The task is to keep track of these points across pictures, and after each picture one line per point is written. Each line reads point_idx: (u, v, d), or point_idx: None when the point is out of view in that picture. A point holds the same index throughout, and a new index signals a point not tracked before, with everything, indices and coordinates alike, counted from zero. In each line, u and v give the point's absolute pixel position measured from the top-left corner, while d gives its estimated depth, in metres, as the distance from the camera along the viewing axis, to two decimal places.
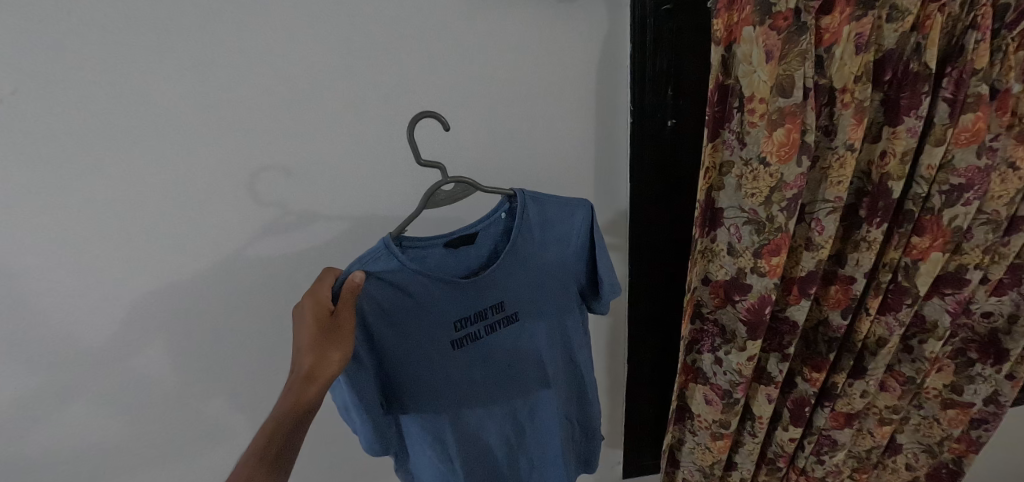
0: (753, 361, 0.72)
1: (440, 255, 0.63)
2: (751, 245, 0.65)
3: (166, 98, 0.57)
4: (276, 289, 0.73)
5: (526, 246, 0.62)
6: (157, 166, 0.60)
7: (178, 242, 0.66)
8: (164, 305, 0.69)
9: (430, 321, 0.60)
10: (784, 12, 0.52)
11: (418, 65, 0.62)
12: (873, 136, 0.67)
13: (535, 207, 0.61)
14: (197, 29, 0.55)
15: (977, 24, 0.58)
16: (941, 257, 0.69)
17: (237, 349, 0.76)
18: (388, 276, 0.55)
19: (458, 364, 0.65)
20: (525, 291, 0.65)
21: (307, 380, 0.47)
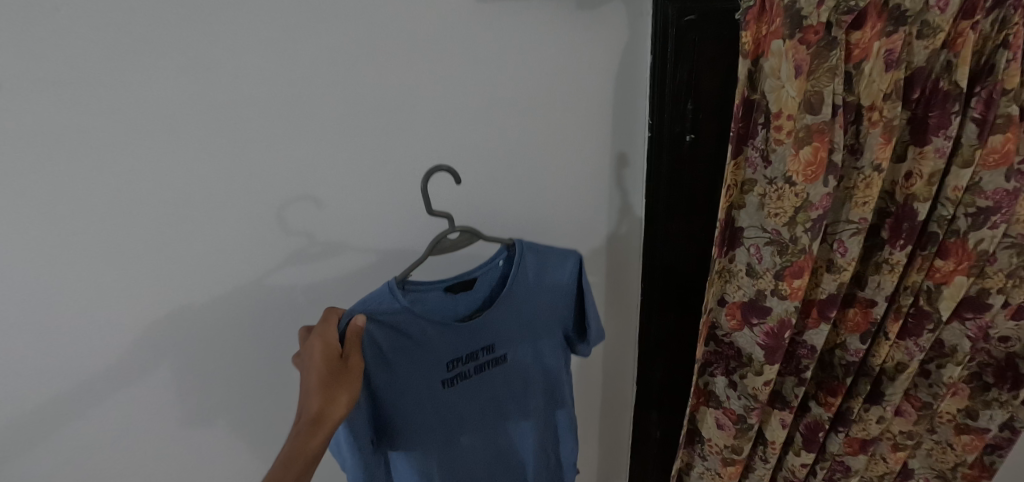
0: (769, 386, 0.69)
1: (442, 299, 0.59)
2: (772, 266, 0.62)
3: (159, 108, 0.52)
4: (274, 308, 0.68)
5: (522, 294, 0.60)
6: (147, 180, 0.55)
7: (170, 261, 0.60)
8: (154, 327, 0.64)
9: (424, 362, 0.57)
10: (815, 26, 0.51)
11: (432, 72, 0.58)
12: (898, 155, 0.64)
13: (534, 259, 0.60)
14: (189, 28, 0.49)
15: (1009, 43, 0.56)
16: (965, 281, 0.67)
17: (232, 372, 0.71)
18: (385, 319, 0.52)
19: (448, 407, 0.62)
20: (517, 334, 0.63)
21: (314, 424, 0.44)
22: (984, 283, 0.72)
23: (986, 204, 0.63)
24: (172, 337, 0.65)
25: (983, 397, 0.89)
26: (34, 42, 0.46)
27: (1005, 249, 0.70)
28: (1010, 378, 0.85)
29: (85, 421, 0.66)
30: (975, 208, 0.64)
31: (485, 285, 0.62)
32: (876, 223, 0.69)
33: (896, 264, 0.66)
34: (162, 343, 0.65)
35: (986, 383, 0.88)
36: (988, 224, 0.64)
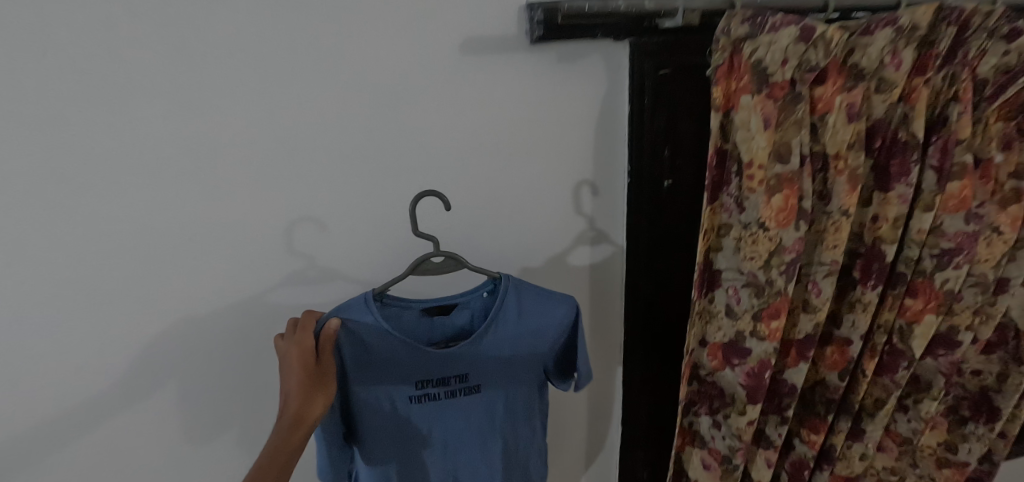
0: (753, 426, 0.69)
1: (420, 317, 0.63)
2: (750, 308, 0.63)
3: (152, 149, 0.55)
4: (259, 339, 0.69)
5: (501, 328, 0.60)
6: (139, 217, 0.57)
7: (156, 294, 0.62)
8: (138, 359, 0.65)
9: (393, 379, 0.60)
10: (779, 83, 0.54)
11: (417, 117, 0.60)
12: (865, 199, 0.67)
13: (515, 295, 0.60)
14: (182, 75, 0.52)
15: (958, 97, 0.60)
16: (935, 319, 0.69)
17: (213, 404, 0.72)
18: (359, 330, 0.56)
19: (414, 430, 0.63)
20: (492, 369, 0.63)
21: (296, 423, 0.48)
22: (953, 320, 0.74)
23: (949, 245, 0.66)
24: (154, 369, 0.66)
25: (961, 430, 0.90)
26: (39, 89, 0.49)
27: (971, 288, 0.72)
28: (986, 411, 0.86)
29: (70, 449, 0.68)
30: (940, 249, 0.67)
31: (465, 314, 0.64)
32: (848, 263, 0.71)
33: (869, 303, 0.68)
34: (146, 373, 0.66)
35: (963, 417, 0.90)
36: (952, 264, 0.66)
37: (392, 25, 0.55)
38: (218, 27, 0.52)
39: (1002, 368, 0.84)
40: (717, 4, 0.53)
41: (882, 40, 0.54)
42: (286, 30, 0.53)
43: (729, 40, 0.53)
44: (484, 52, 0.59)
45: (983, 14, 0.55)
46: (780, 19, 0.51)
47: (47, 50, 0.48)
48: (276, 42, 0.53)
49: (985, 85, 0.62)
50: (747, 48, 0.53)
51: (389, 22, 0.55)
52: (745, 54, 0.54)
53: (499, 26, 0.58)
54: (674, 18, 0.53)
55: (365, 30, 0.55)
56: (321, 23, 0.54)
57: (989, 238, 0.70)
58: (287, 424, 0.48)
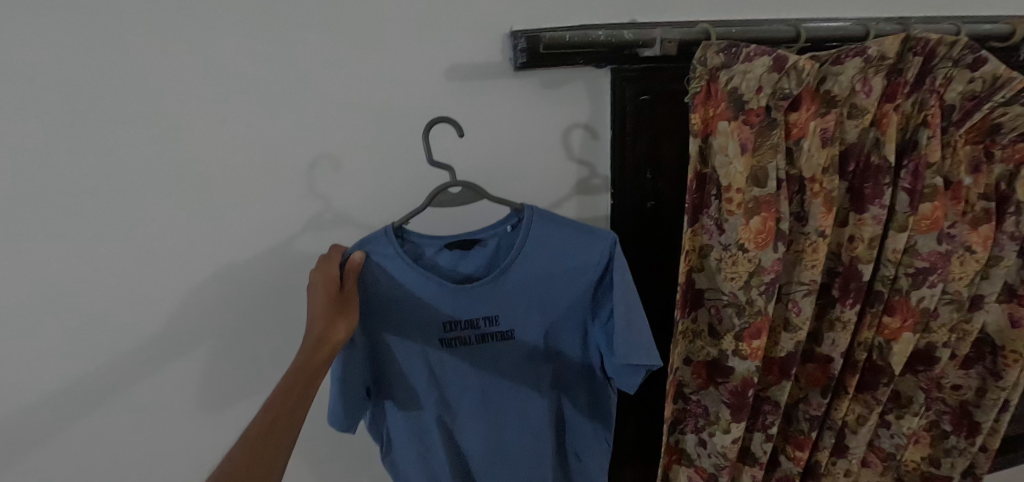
0: (737, 444, 0.70)
1: (447, 253, 0.62)
2: (732, 327, 0.65)
3: (156, 173, 0.58)
4: (259, 350, 0.73)
5: (529, 265, 0.57)
6: (142, 238, 0.60)
7: (158, 310, 0.65)
8: (140, 372, 0.68)
9: (421, 314, 0.59)
10: (756, 109, 0.56)
11: (407, 141, 0.63)
12: (841, 220, 0.69)
13: (539, 227, 0.56)
14: (184, 104, 0.55)
15: (928, 122, 0.62)
16: (912, 337, 0.70)
17: (214, 413, 0.75)
18: (383, 265, 0.56)
19: (448, 367, 0.63)
20: (522, 307, 0.60)
21: (318, 345, 0.48)
22: (930, 337, 0.76)
23: (923, 265, 0.68)
24: (154, 381, 0.69)
25: (944, 445, 0.92)
26: (49, 119, 0.52)
27: (946, 305, 0.74)
28: (968, 424, 0.87)
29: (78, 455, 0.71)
30: (914, 268, 0.68)
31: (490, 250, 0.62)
32: (827, 281, 0.73)
33: (848, 321, 0.69)
34: (144, 385, 0.69)
35: (946, 431, 0.91)
36: (927, 283, 0.68)
37: (381, 54, 0.57)
38: (217, 59, 0.54)
39: (981, 383, 0.85)
40: (693, 34, 0.55)
41: (851, 69, 0.56)
42: (282, 60, 0.55)
43: (705, 69, 0.55)
44: (468, 77, 0.60)
45: (947, 44, 0.56)
46: (755, 49, 0.52)
47: (42, 82, 0.50)
48: (270, 71, 0.56)
49: (952, 111, 0.64)
50: (723, 77, 0.55)
51: (379, 51, 0.57)
52: (721, 82, 0.55)
53: (484, 54, 0.59)
54: (652, 49, 0.54)
55: (355, 59, 0.57)
56: (313, 53, 0.56)
57: (962, 256, 0.72)
58: (308, 344, 0.48)
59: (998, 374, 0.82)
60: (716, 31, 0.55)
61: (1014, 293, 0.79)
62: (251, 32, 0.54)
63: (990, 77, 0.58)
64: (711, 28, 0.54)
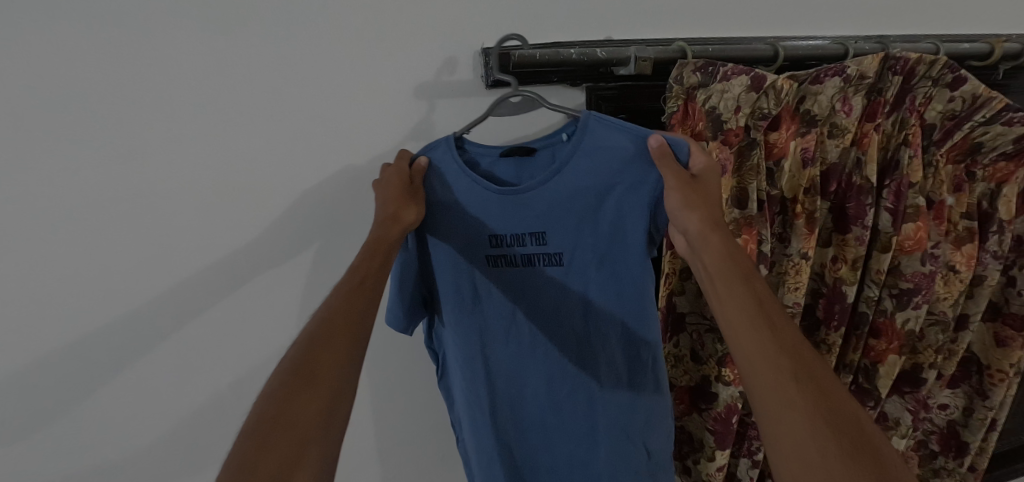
0: (724, 472, 0.68)
1: (506, 167, 0.58)
2: (715, 352, 0.64)
3: (96, 200, 0.54)
4: (216, 387, 0.68)
5: (580, 174, 0.52)
6: (81, 269, 0.56)
7: (101, 347, 0.61)
8: (85, 412, 0.63)
9: (467, 226, 0.57)
10: (735, 129, 0.54)
11: (373, 163, 0.60)
12: (824, 240, 0.68)
13: (596, 132, 0.50)
14: (127, 124, 0.52)
15: (909, 141, 0.61)
16: (898, 359, 0.69)
17: (170, 455, 0.70)
18: (440, 171, 0.55)
19: (492, 290, 0.60)
20: (575, 225, 0.55)
21: (390, 221, 0.50)
22: (917, 357, 0.75)
23: (907, 286, 0.66)
24: (101, 421, 0.65)
25: (932, 464, 0.91)
26: None
27: (932, 327, 0.73)
28: (954, 445, 0.87)
29: None
30: (898, 289, 0.67)
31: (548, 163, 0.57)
32: (811, 302, 0.71)
33: (833, 344, 0.68)
34: (92, 426, 0.65)
35: (934, 451, 0.91)
36: (911, 304, 0.66)
37: (342, 73, 0.55)
38: (165, 80, 0.51)
39: (967, 402, 0.84)
40: (669, 52, 0.53)
41: (830, 88, 0.55)
42: (235, 78, 0.53)
43: (682, 88, 0.55)
44: (438, 97, 0.58)
45: (927, 63, 0.55)
46: (731, 68, 0.51)
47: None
48: (219, 91, 0.53)
49: (933, 131, 0.63)
50: (701, 96, 0.54)
51: (341, 71, 0.54)
52: (699, 101, 0.54)
53: (452, 72, 0.57)
54: (627, 67, 0.52)
55: (316, 78, 0.54)
56: (269, 73, 0.53)
57: (946, 276, 0.71)
58: (378, 222, 0.50)
59: (985, 393, 0.81)
60: (693, 49, 0.54)
61: (998, 311, 0.78)
62: (200, 53, 0.51)
63: (970, 97, 0.57)
64: (687, 46, 0.53)
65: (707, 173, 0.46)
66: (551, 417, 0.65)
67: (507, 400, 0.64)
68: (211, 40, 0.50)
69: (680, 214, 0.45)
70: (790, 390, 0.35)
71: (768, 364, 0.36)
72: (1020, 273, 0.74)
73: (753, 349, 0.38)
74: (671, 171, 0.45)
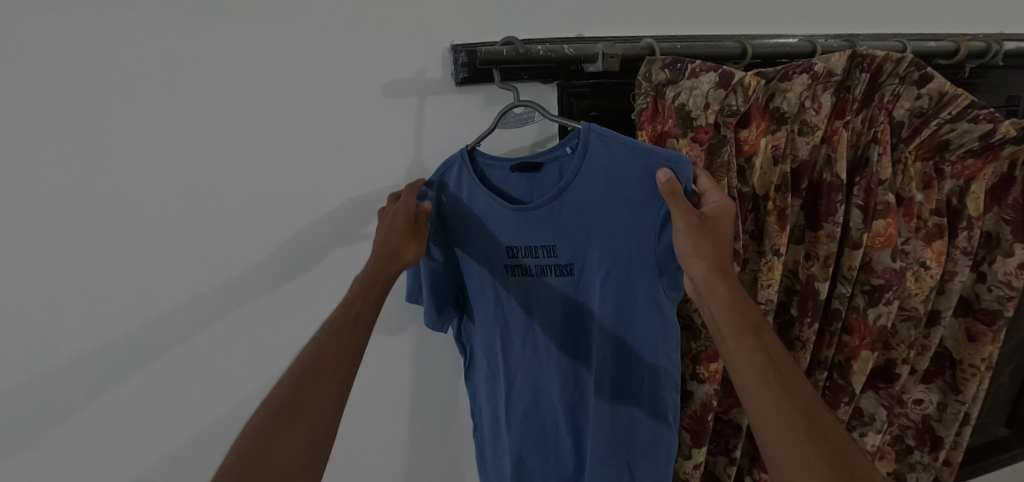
0: (700, 469, 0.69)
1: (516, 181, 0.55)
2: (690, 350, 0.63)
3: (49, 197, 0.52)
4: (184, 391, 0.66)
5: (585, 190, 0.49)
6: (36, 270, 0.54)
7: (59, 349, 0.58)
8: (43, 417, 0.61)
9: (486, 234, 0.56)
10: (705, 126, 0.54)
11: (343, 160, 0.59)
12: (797, 238, 0.68)
13: (601, 147, 0.47)
14: (86, 118, 0.50)
15: (878, 138, 0.61)
16: (870, 355, 0.69)
17: (134, 460, 0.68)
18: (455, 181, 0.55)
19: (511, 295, 0.58)
20: (582, 239, 0.52)
21: (392, 257, 0.50)
22: (890, 353, 0.75)
23: (878, 282, 0.67)
24: (62, 426, 0.62)
25: (908, 459, 0.92)
26: None
27: (904, 322, 0.74)
28: (930, 440, 0.88)
29: None
30: (870, 286, 0.68)
31: (555, 178, 0.54)
32: (785, 299, 0.72)
33: (807, 341, 0.68)
34: (50, 431, 0.62)
35: (909, 446, 0.92)
36: (883, 300, 0.67)
37: (310, 68, 0.54)
38: (124, 73, 0.49)
39: (942, 398, 0.85)
40: (637, 49, 0.53)
41: (798, 85, 0.55)
42: (198, 71, 0.51)
43: (651, 85, 0.54)
44: (406, 94, 0.57)
45: (894, 60, 0.56)
46: (699, 65, 0.51)
47: None
48: (179, 85, 0.51)
49: (902, 128, 0.63)
50: (669, 93, 0.54)
51: (308, 66, 0.53)
52: (668, 98, 0.55)
53: (422, 66, 0.56)
54: (595, 64, 0.52)
55: (282, 71, 0.53)
56: (233, 66, 0.52)
57: (917, 273, 0.71)
58: (376, 258, 0.49)
59: (959, 388, 0.82)
60: (662, 46, 0.53)
61: (971, 307, 0.79)
62: (155, 45, 0.49)
63: (936, 94, 0.58)
64: (654, 42, 0.53)
65: (718, 213, 0.46)
66: (562, 424, 0.63)
67: (518, 414, 0.63)
68: (170, 32, 0.49)
69: (688, 260, 0.44)
70: (804, 454, 0.35)
71: (779, 423, 0.37)
72: (990, 269, 0.75)
73: (766, 406, 0.38)
74: (682, 211, 0.43)
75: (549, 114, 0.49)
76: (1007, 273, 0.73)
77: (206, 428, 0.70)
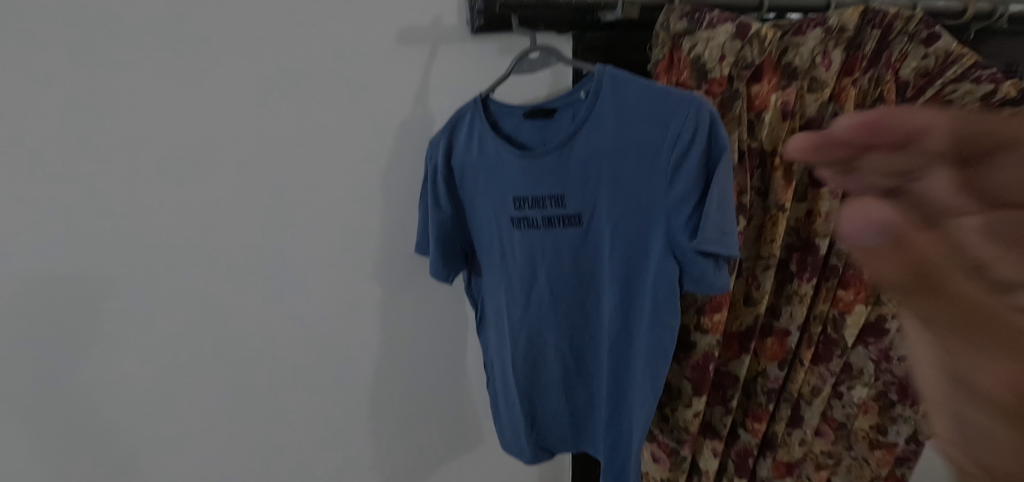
0: (698, 417, 0.72)
1: (528, 130, 0.56)
2: (695, 301, 0.65)
3: (51, 141, 0.49)
4: (194, 351, 0.63)
5: (597, 136, 0.50)
6: (34, 218, 0.51)
7: (64, 306, 0.55)
8: (40, 380, 0.58)
9: (494, 184, 0.56)
10: (719, 79, 0.55)
11: (356, 108, 0.58)
12: (800, 195, 0.69)
13: (614, 91, 0.48)
14: (93, 54, 0.47)
15: (884, 98, 0.61)
16: (864, 308, 0.73)
17: (135, 430, 0.65)
18: (468, 130, 0.55)
19: (515, 249, 0.58)
20: (592, 185, 0.52)
21: None
22: (881, 309, 0.79)
23: None
24: (59, 392, 0.59)
25: (891, 413, 0.96)
26: None
27: None
28: (912, 395, 0.92)
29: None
30: None
31: (568, 125, 0.54)
32: (785, 257, 0.73)
33: (804, 295, 0.70)
34: (47, 396, 0.59)
35: (892, 401, 0.95)
36: None
37: (326, 10, 0.52)
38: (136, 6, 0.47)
39: None
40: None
41: (812, 40, 0.57)
42: (210, 8, 0.49)
43: (669, 35, 0.55)
44: (420, 41, 0.56)
45: (906, 18, 0.58)
46: (718, 16, 0.52)
47: None
48: (191, 23, 0.49)
49: (907, 88, 0.63)
50: (686, 43, 0.55)
51: (322, 10, 0.52)
52: (684, 50, 0.55)
53: (437, 12, 0.55)
54: (614, 11, 0.52)
55: (297, 12, 0.52)
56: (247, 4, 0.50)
57: None
58: None
59: None
60: None
61: None
62: None
63: (942, 53, 0.60)
64: None
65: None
66: (570, 370, 0.65)
67: (526, 364, 0.65)
68: None
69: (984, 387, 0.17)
70: None
71: None
72: None
73: None
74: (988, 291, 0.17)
75: (565, 59, 0.50)
76: None
77: (212, 396, 0.67)
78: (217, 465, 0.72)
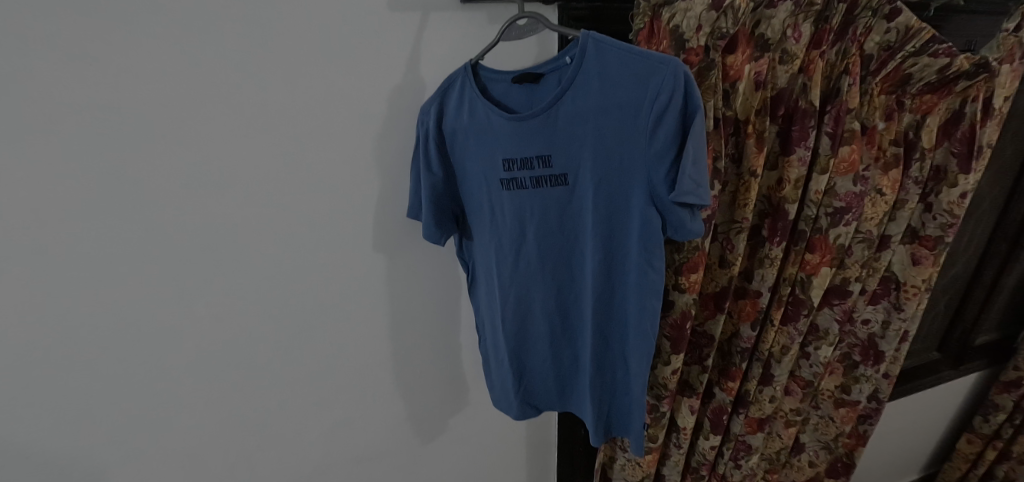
0: (677, 374, 0.77)
1: (516, 95, 0.58)
2: (674, 263, 0.69)
3: (42, 104, 0.49)
4: (190, 314, 0.65)
5: (582, 97, 0.53)
6: (26, 181, 0.51)
7: (59, 270, 0.56)
8: (38, 345, 0.59)
9: (484, 148, 0.59)
10: (695, 48, 0.58)
11: (348, 74, 0.59)
12: (772, 163, 0.73)
13: (598, 55, 0.51)
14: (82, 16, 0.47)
15: (849, 70, 0.66)
16: (829, 271, 0.77)
17: (136, 391, 0.66)
18: (458, 96, 0.58)
19: (504, 210, 0.61)
20: (577, 147, 0.55)
21: None
22: (845, 273, 0.84)
23: (840, 205, 0.74)
24: (57, 354, 0.60)
25: (853, 373, 1.03)
26: None
27: (859, 244, 0.82)
28: (872, 354, 0.99)
29: None
30: (833, 208, 0.74)
31: (554, 90, 0.57)
32: (758, 222, 0.78)
33: (775, 258, 0.75)
34: (45, 362, 0.60)
35: (855, 361, 1.02)
36: (843, 221, 0.74)
37: None
38: None
39: (886, 316, 0.95)
40: None
41: (782, 13, 0.60)
42: None
43: (647, 6, 0.60)
44: (410, 9, 0.57)
45: None
46: None
47: None
48: None
49: (871, 61, 0.68)
50: (665, 13, 0.59)
51: None
52: (664, 19, 0.60)
53: None
54: None
55: None
56: None
57: (874, 199, 0.80)
58: None
59: (901, 307, 0.92)
60: None
61: (916, 235, 0.89)
62: None
63: (903, 28, 0.63)
64: None
65: None
66: (555, 330, 0.68)
67: (514, 324, 0.68)
68: None
69: None
70: None
71: None
72: (936, 199, 0.84)
73: None
74: None
75: (550, 24, 0.52)
76: (949, 202, 0.82)
77: (211, 359, 0.69)
78: (217, 426, 0.74)
